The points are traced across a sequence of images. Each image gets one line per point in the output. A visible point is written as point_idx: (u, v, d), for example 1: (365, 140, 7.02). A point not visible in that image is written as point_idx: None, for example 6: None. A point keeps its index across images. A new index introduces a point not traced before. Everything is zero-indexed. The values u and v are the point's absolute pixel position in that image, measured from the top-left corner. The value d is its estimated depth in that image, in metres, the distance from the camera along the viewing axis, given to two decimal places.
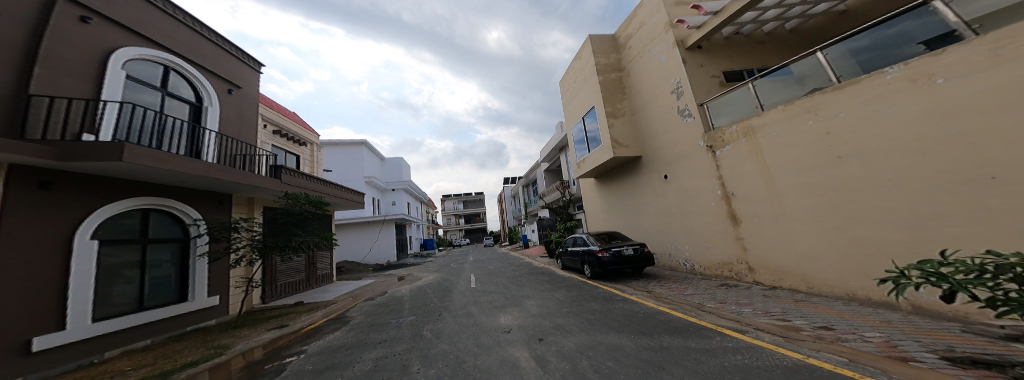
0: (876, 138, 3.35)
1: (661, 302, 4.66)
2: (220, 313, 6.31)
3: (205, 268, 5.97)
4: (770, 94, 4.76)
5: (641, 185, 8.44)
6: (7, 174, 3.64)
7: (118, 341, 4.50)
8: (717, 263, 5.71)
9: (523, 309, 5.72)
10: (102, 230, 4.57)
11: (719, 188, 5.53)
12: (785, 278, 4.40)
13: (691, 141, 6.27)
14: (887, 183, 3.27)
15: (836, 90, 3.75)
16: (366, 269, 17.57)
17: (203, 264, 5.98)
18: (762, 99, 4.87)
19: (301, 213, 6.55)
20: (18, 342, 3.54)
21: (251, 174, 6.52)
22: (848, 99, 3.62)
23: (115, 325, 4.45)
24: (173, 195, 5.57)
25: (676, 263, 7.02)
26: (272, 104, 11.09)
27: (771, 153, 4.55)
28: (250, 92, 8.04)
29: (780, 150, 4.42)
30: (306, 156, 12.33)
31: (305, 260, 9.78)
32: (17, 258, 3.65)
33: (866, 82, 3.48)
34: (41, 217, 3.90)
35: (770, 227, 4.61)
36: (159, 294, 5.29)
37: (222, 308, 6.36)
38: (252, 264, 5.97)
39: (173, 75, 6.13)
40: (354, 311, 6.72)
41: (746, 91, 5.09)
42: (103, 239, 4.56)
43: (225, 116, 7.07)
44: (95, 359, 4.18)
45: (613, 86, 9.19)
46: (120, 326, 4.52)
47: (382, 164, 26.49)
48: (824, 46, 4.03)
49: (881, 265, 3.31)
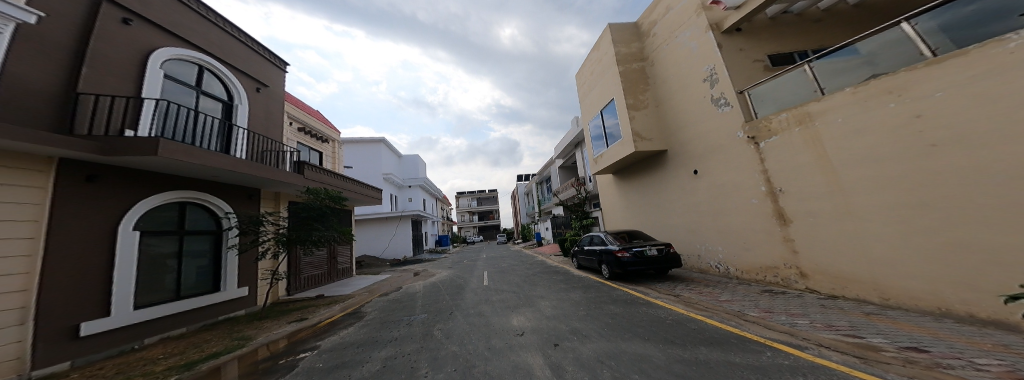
0: (988, 121, 2.60)
1: (693, 309, 4.17)
2: (250, 303, 6.42)
3: (236, 260, 6.03)
4: (834, 76, 4.07)
5: (666, 182, 7.86)
6: (56, 166, 3.68)
7: (160, 327, 4.59)
8: (759, 266, 5.13)
9: (537, 310, 5.40)
10: (143, 221, 4.63)
11: (763, 184, 4.93)
12: (849, 286, 3.75)
13: (728, 133, 5.66)
14: (1001, 176, 2.54)
15: (931, 66, 2.99)
16: (382, 264, 17.88)
17: (235, 256, 6.03)
18: (822, 83, 4.18)
19: (323, 208, 6.52)
20: (66, 327, 3.60)
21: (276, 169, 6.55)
22: (949, 74, 2.86)
23: (156, 313, 4.51)
24: (206, 189, 5.62)
25: (706, 266, 6.47)
26: (297, 102, 11.39)
27: (835, 143, 3.82)
28: (276, 90, 8.11)
29: (842, 140, 3.73)
30: (327, 153, 12.61)
31: (326, 254, 9.96)
32: (66, 244, 3.70)
33: (976, 53, 2.71)
34: (92, 204, 3.98)
35: (829, 229, 3.96)
36: (195, 284, 5.38)
37: (251, 299, 6.45)
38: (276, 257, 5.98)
39: (207, 74, 6.18)
40: (370, 306, 6.69)
41: (802, 75, 4.42)
42: (144, 231, 4.63)
43: (254, 114, 7.14)
44: (136, 345, 4.24)
45: (635, 77, 8.62)
46: (159, 314, 4.56)
47: (398, 161, 26.88)
48: (910, 16, 3.35)
49: (992, 278, 2.60)
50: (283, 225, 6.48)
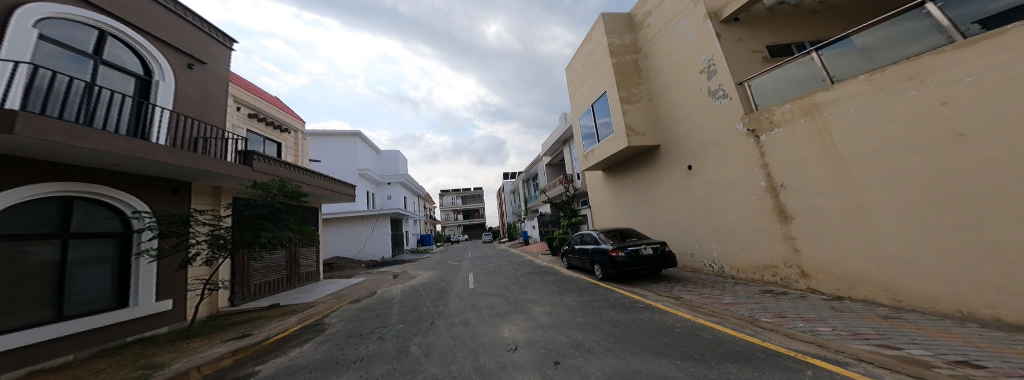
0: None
1: (700, 314, 3.89)
2: (177, 319, 5.56)
3: (153, 268, 5.18)
4: (844, 63, 3.86)
5: (659, 178, 7.66)
6: None
7: (27, 356, 3.68)
8: (756, 265, 4.94)
9: (531, 318, 4.95)
10: (1, 222, 3.69)
11: (763, 179, 4.72)
12: (856, 286, 3.58)
13: (725, 126, 5.47)
14: None
15: (960, 50, 2.80)
16: (360, 266, 16.74)
17: (151, 263, 5.17)
18: (830, 71, 3.97)
19: (273, 204, 5.69)
20: None
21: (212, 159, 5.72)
22: (983, 57, 2.64)
23: (18, 340, 3.54)
24: (109, 181, 4.73)
25: (699, 264, 6.33)
26: (250, 87, 10.25)
27: (844, 135, 3.63)
28: (216, 70, 7.14)
29: (853, 135, 3.54)
30: (289, 144, 11.49)
31: (285, 256, 8.98)
32: None
33: (1012, 32, 2.49)
34: None
35: (837, 227, 3.77)
36: (87, 299, 4.44)
37: (176, 314, 5.57)
38: (211, 262, 5.12)
39: (114, 42, 5.23)
40: (334, 317, 5.90)
41: (810, 63, 4.22)
42: (4, 233, 3.69)
43: (183, 94, 6.18)
44: None
45: (628, 69, 8.36)
46: (24, 342, 3.60)
47: (378, 156, 25.60)
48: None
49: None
50: (222, 225, 5.53)
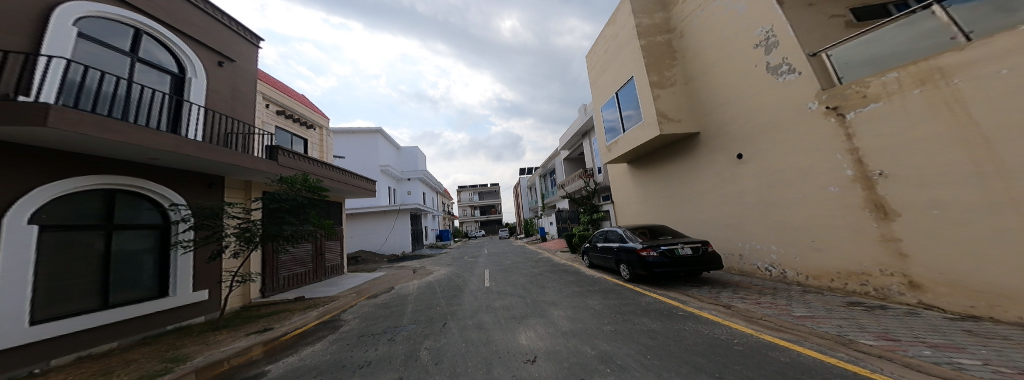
0: None
1: (770, 330, 3.00)
2: (211, 309, 5.57)
3: (190, 260, 5.17)
4: (984, 18, 2.94)
5: (699, 169, 6.75)
6: None
7: (75, 342, 3.70)
8: (835, 271, 4.06)
9: (551, 322, 4.41)
10: (48, 212, 3.68)
11: (851, 167, 3.80)
12: (1005, 305, 2.59)
13: (792, 106, 4.61)
14: None
15: None
16: (381, 260, 17.06)
17: (187, 255, 5.17)
18: (965, 27, 3.06)
19: (297, 198, 5.42)
20: None
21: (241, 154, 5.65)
22: None
23: (62, 328, 3.54)
24: (148, 174, 4.73)
25: (750, 267, 5.52)
26: (279, 85, 10.51)
27: (988, 106, 2.64)
28: (249, 69, 7.21)
29: (1002, 103, 2.54)
30: (314, 141, 11.74)
31: (311, 249, 9.11)
32: None
33: None
34: None
35: (973, 228, 2.77)
36: (130, 288, 4.46)
37: (212, 304, 5.61)
38: (239, 256, 4.91)
39: (148, 41, 5.17)
40: (350, 313, 5.74)
41: (931, 22, 3.37)
42: (50, 224, 3.70)
43: (215, 90, 6.14)
44: (36, 370, 3.32)
45: (660, 51, 7.49)
46: (68, 330, 3.59)
47: (397, 153, 26.08)
48: None
49: None
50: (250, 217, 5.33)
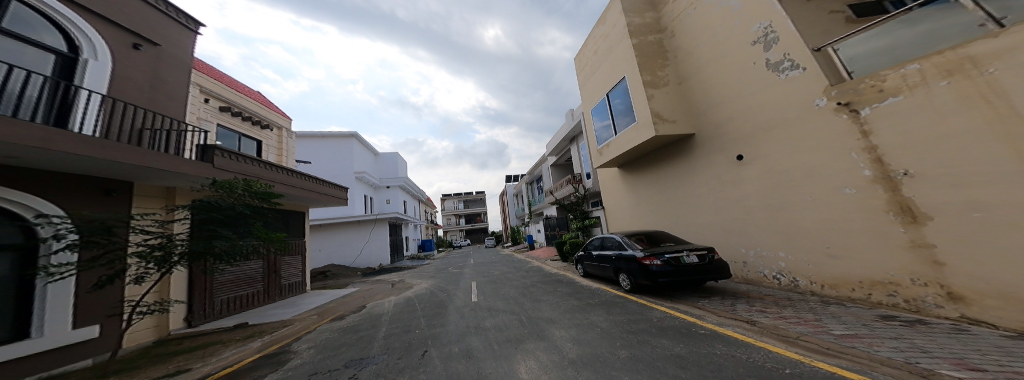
0: None
1: (820, 356, 2.50)
2: (102, 349, 4.46)
3: (65, 289, 4.08)
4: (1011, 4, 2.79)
5: (696, 172, 6.51)
6: None
7: None
8: (856, 280, 3.76)
9: (553, 346, 3.87)
10: None
11: (868, 166, 3.55)
12: None
13: (795, 103, 4.40)
14: None
15: None
16: (356, 274, 15.68)
17: (61, 282, 4.07)
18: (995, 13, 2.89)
19: (236, 207, 4.49)
20: None
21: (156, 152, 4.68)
22: None
23: None
24: (5, 179, 3.65)
25: (757, 275, 5.23)
26: (224, 79, 9.36)
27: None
28: (180, 57, 6.18)
29: None
30: (272, 142, 10.60)
31: (261, 266, 7.99)
32: None
33: None
34: None
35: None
36: None
37: (105, 343, 4.50)
38: (143, 281, 3.78)
39: (24, 11, 4.08)
40: (298, 345, 4.71)
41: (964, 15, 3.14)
42: None
43: (128, 78, 5.06)
44: None
45: (652, 51, 7.29)
46: None
47: (374, 159, 24.76)
48: None
49: None
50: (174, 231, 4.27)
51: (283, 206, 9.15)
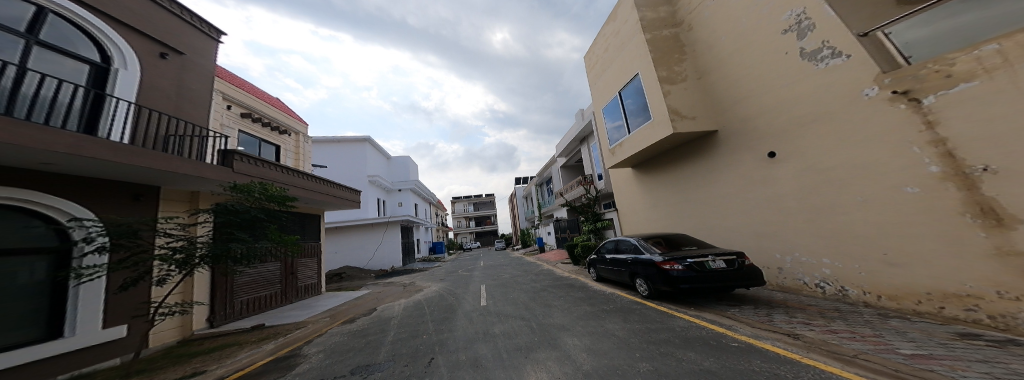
0: None
1: (887, 378, 2.08)
2: (130, 348, 4.53)
3: (95, 292, 4.17)
4: None
5: (720, 171, 6.03)
6: None
7: None
8: (924, 291, 3.25)
9: (566, 356, 3.56)
10: None
11: (935, 162, 3.06)
12: None
13: (838, 94, 3.92)
14: None
15: None
16: (368, 275, 15.87)
17: (91, 285, 4.16)
18: None
19: (251, 211, 4.42)
20: None
21: (179, 159, 4.72)
22: None
23: None
24: (37, 183, 3.77)
25: (794, 283, 4.73)
26: (245, 86, 9.76)
27: None
28: (205, 65, 6.46)
29: None
30: (288, 147, 10.94)
31: (278, 268, 8.14)
32: None
33: None
34: None
35: None
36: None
37: (133, 342, 4.59)
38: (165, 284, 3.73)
39: (60, 23, 4.26)
40: (308, 348, 4.64)
41: None
42: None
43: (156, 85, 5.27)
44: None
45: (668, 45, 6.92)
46: None
47: (387, 163, 25.22)
48: None
49: None
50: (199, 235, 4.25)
51: (298, 209, 9.33)
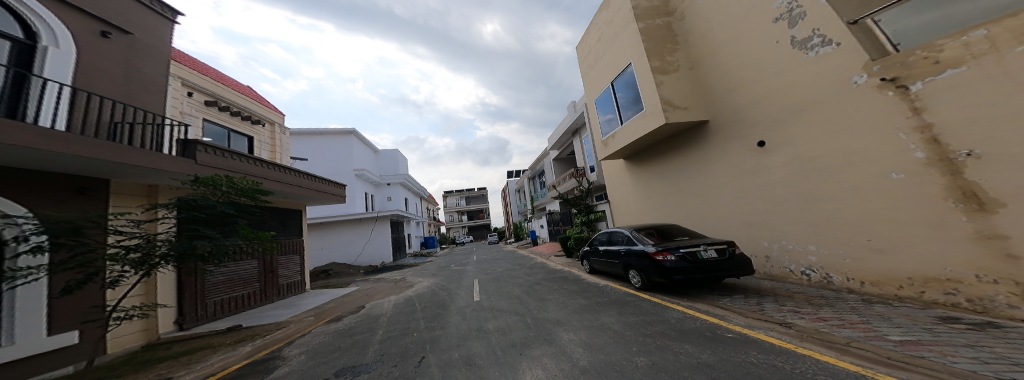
0: None
1: (885, 367, 2.05)
2: (80, 356, 4.15)
3: (38, 293, 3.80)
4: None
5: (711, 162, 6.07)
6: None
7: None
8: (905, 276, 3.34)
9: (561, 351, 3.50)
10: None
11: (921, 148, 3.08)
12: None
13: (828, 82, 3.93)
14: None
15: None
16: (357, 272, 15.49)
17: (34, 285, 3.79)
18: None
19: (218, 205, 4.09)
20: None
21: (133, 148, 4.39)
22: None
23: None
24: None
25: (782, 272, 4.82)
26: (211, 72, 9.19)
27: None
28: (156, 46, 5.96)
29: None
30: (264, 138, 10.46)
31: (256, 266, 7.81)
32: None
33: None
34: None
35: None
36: None
37: (84, 349, 4.22)
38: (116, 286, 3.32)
39: None
40: (289, 350, 4.40)
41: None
42: None
43: (98, 66, 4.76)
44: None
45: (660, 34, 6.82)
46: None
47: (375, 156, 24.53)
48: None
49: None
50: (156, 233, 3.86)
51: (274, 203, 8.90)
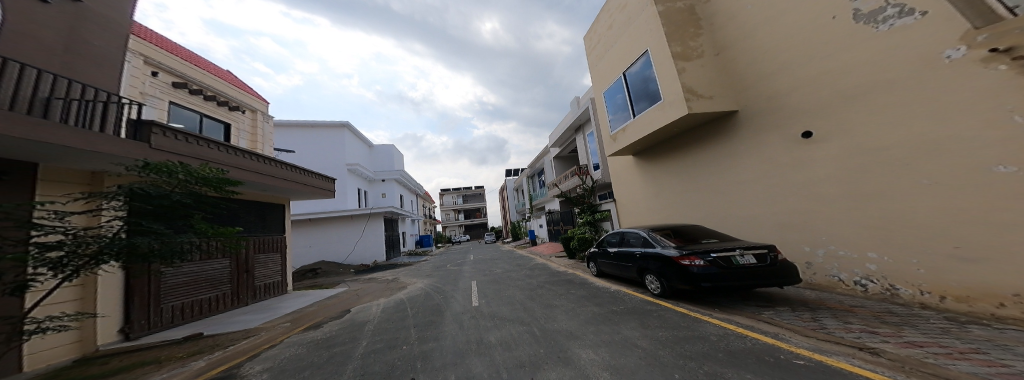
0: None
1: None
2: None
3: None
4: None
5: (741, 156, 5.47)
6: None
7: None
8: (1009, 292, 2.74)
9: (583, 375, 2.86)
10: None
11: None
12: None
13: (908, 60, 3.33)
14: None
15: None
16: (347, 271, 14.67)
17: None
18: None
19: (172, 195, 3.28)
20: None
21: (62, 127, 3.68)
22: None
23: None
24: None
25: (830, 280, 4.25)
26: (183, 54, 8.37)
27: None
28: (109, 17, 5.30)
29: None
30: (243, 126, 9.60)
31: (222, 266, 7.38)
32: None
33: None
34: None
35: None
36: None
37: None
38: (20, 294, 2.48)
39: None
40: (248, 368, 3.63)
41: None
42: None
43: (27, 32, 4.08)
44: None
45: (682, 17, 6.19)
46: None
47: (369, 151, 23.63)
48: None
49: None
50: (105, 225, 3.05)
51: (245, 196, 8.07)
